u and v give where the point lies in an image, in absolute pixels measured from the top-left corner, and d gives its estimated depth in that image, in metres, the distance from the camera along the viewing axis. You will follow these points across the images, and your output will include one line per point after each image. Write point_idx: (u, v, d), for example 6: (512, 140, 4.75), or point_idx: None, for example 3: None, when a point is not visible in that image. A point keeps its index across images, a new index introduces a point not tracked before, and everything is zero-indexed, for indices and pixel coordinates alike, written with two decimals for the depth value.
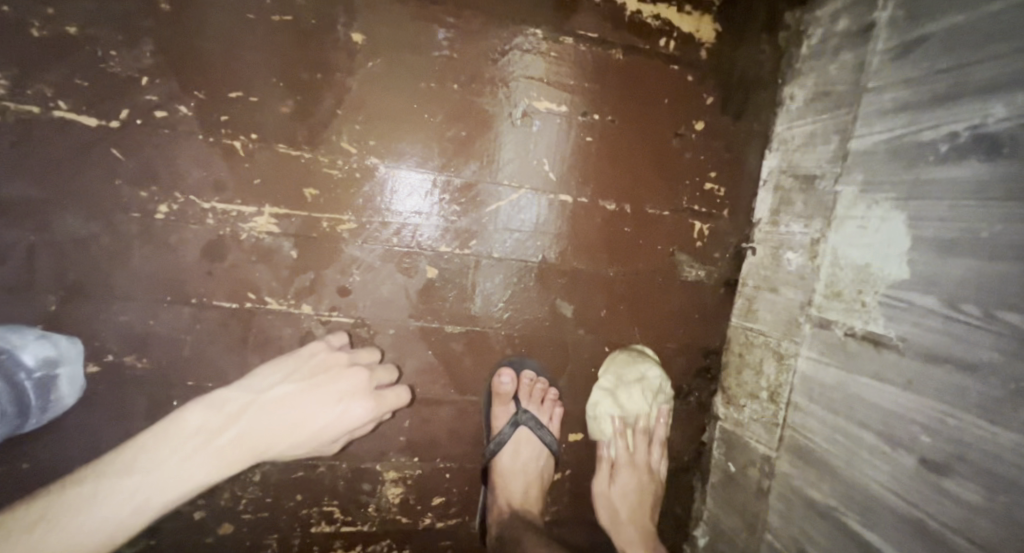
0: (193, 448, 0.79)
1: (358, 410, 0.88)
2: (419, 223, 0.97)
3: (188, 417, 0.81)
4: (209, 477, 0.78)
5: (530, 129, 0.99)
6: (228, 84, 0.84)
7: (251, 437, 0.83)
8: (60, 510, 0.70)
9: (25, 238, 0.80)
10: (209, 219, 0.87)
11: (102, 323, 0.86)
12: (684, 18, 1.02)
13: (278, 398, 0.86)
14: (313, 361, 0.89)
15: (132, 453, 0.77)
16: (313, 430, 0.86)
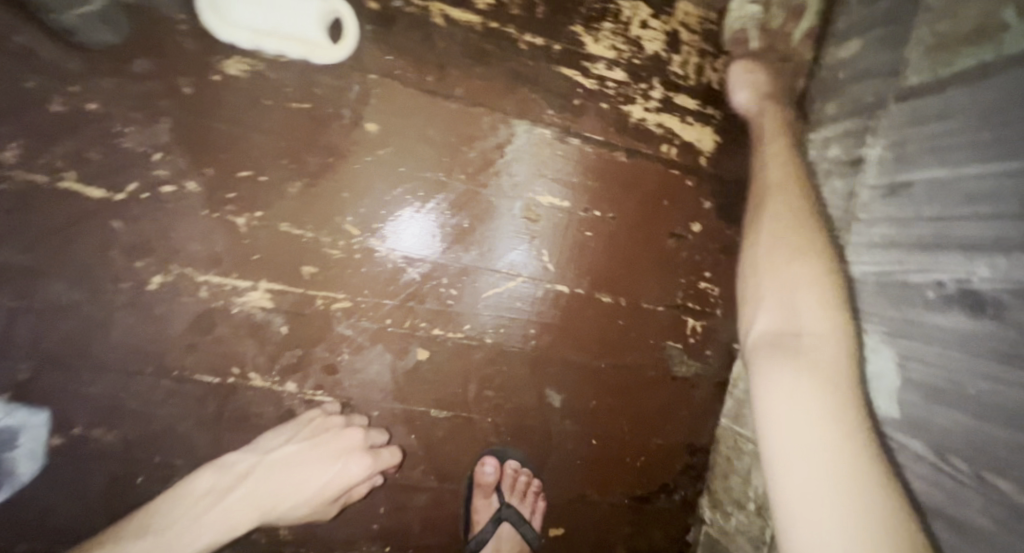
0: (206, 507, 0.85)
1: (355, 468, 0.90)
2: (415, 305, 0.97)
3: (201, 478, 0.86)
4: (232, 528, 0.87)
5: (529, 221, 1.01)
6: (239, 163, 0.85)
7: (261, 495, 0.88)
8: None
9: (8, 304, 0.78)
10: (202, 291, 0.86)
11: (74, 394, 0.82)
12: (686, 127, 1.06)
13: (285, 457, 0.90)
14: (311, 425, 0.91)
15: (157, 511, 0.83)
16: (317, 485, 0.91)
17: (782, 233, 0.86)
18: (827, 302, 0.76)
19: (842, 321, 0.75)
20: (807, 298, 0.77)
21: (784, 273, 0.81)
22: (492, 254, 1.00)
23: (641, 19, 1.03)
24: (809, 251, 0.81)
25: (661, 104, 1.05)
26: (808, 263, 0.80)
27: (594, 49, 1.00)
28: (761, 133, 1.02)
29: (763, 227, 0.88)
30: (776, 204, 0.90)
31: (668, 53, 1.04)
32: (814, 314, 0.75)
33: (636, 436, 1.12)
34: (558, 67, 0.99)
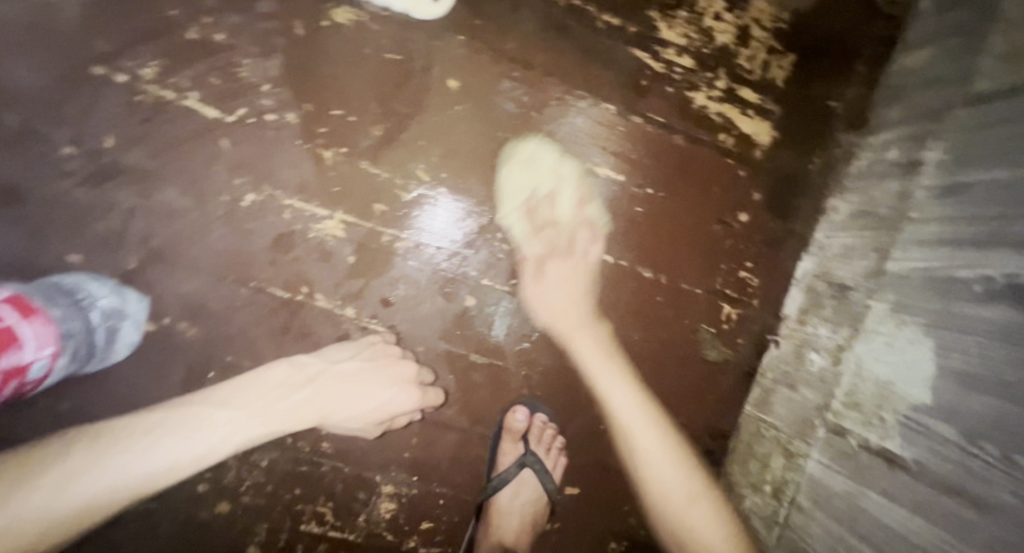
0: (274, 397, 0.92)
1: (406, 397, 0.98)
2: (469, 254, 1.04)
3: (274, 371, 0.94)
4: (291, 424, 0.92)
5: (562, 183, 1.05)
6: (333, 102, 0.95)
7: (319, 401, 0.95)
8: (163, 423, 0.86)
9: (127, 200, 0.89)
10: (285, 213, 0.96)
11: (169, 288, 0.92)
12: (746, 120, 1.10)
13: (346, 373, 0.97)
14: (371, 348, 0.99)
15: (233, 389, 0.92)
16: (370, 406, 0.97)
17: (677, 479, 1.05)
18: (705, 503, 1.04)
19: (716, 508, 1.03)
20: (700, 512, 1.02)
21: (686, 529, 1.01)
22: (523, 212, 1.05)
23: (713, 11, 1.07)
24: (666, 434, 1.09)
25: (724, 94, 1.08)
26: (674, 464, 1.07)
27: (665, 35, 1.05)
28: (581, 334, 1.07)
29: (654, 460, 1.06)
30: (637, 426, 1.07)
31: (736, 47, 1.07)
32: (710, 525, 1.00)
33: (659, 411, 1.15)
34: (629, 47, 1.05)
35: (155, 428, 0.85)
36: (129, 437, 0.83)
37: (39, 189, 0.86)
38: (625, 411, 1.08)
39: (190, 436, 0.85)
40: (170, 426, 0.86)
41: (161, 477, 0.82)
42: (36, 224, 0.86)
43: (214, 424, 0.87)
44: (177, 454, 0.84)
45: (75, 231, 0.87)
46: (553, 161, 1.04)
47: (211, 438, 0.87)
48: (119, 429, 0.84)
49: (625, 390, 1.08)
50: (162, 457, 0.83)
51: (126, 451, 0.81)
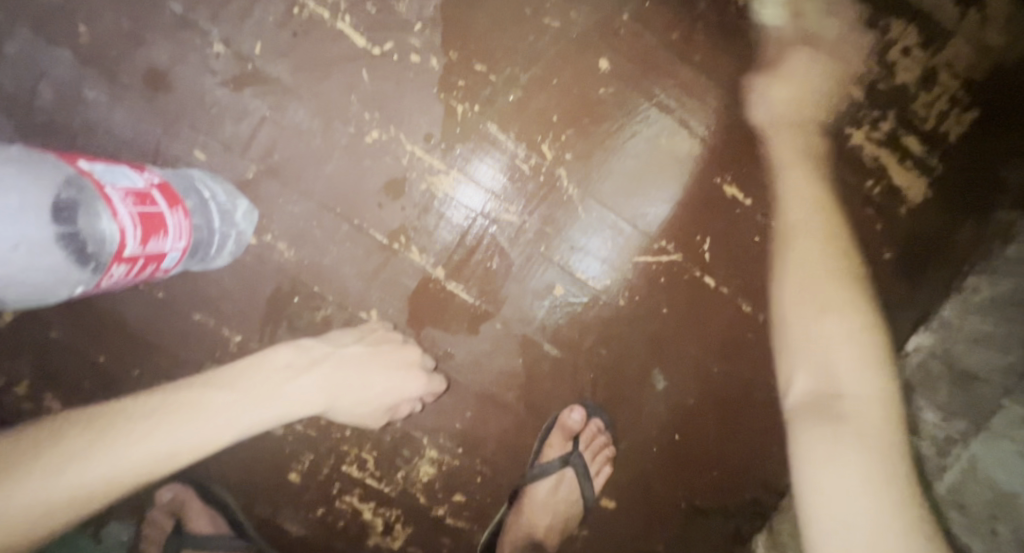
0: (284, 378, 0.85)
1: (412, 382, 0.94)
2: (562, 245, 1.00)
3: (279, 352, 0.87)
4: (301, 407, 0.85)
5: (654, 196, 1.00)
6: (479, 57, 0.92)
7: (330, 384, 0.88)
8: (168, 404, 0.76)
9: (261, 110, 0.89)
10: (404, 158, 0.94)
11: (277, 206, 0.92)
12: (902, 170, 1.00)
13: (350, 357, 0.91)
14: (376, 333, 0.95)
15: (237, 371, 0.83)
16: (375, 393, 0.93)
17: (829, 254, 0.83)
18: (857, 341, 0.75)
19: (880, 393, 0.71)
20: (842, 362, 0.74)
21: (832, 381, 0.73)
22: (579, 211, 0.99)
23: (905, 44, 0.96)
24: (818, 239, 0.85)
25: (886, 138, 0.98)
26: (834, 313, 0.77)
27: (842, 60, 0.96)
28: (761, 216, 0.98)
29: (799, 268, 0.83)
30: (803, 243, 0.85)
31: (917, 89, 0.96)
32: (845, 345, 0.75)
33: (718, 449, 1.09)
34: (798, 65, 0.96)
35: (152, 413, 0.74)
36: (122, 424, 0.72)
37: (184, 79, 0.86)
38: (794, 182, 0.92)
39: (192, 420, 0.75)
40: (168, 411, 0.75)
41: (162, 467, 0.72)
42: (173, 114, 0.87)
43: (220, 405, 0.78)
44: (183, 439, 0.73)
45: (206, 128, 0.88)
46: (655, 172, 0.99)
47: (215, 421, 0.76)
48: (111, 416, 0.73)
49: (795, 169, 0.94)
50: (158, 444, 0.72)
51: (120, 440, 0.70)
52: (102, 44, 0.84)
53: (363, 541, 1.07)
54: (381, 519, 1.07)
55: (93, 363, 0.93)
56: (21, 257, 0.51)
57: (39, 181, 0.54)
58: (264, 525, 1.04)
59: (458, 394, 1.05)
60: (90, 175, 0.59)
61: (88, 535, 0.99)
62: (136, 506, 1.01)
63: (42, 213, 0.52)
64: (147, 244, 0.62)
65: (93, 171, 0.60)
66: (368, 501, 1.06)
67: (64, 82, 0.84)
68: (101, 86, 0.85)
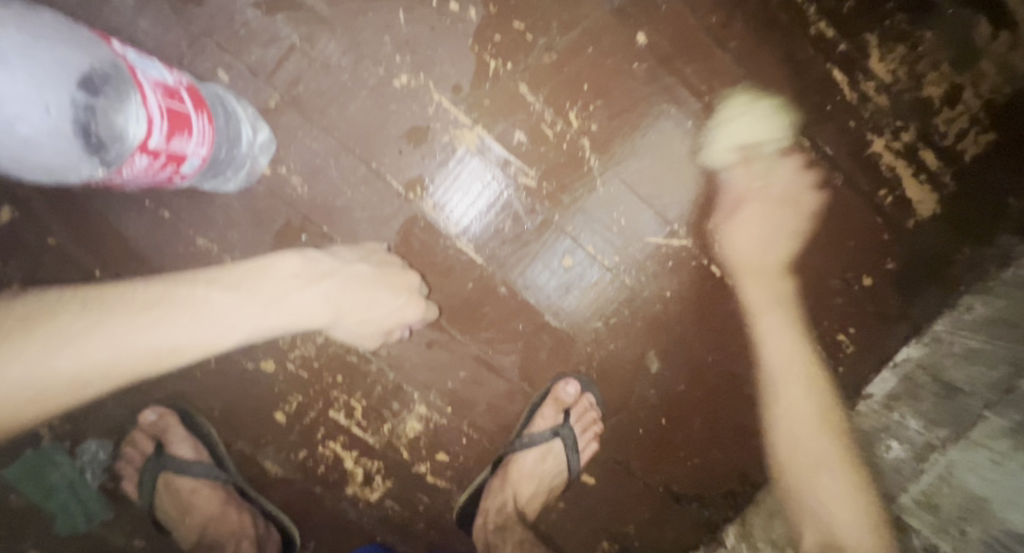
0: (291, 288, 0.84)
1: (414, 310, 0.93)
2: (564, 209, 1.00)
3: (287, 260, 0.85)
4: (302, 320, 0.84)
5: (679, 173, 1.00)
6: (518, 15, 0.91)
7: (336, 301, 0.87)
8: (181, 298, 0.76)
9: (291, 38, 0.87)
10: (430, 108, 0.93)
11: (296, 138, 0.91)
12: (914, 183, 1.01)
13: (360, 275, 0.89)
14: (378, 255, 0.93)
15: (244, 271, 0.83)
16: (379, 317, 0.92)
17: (820, 448, 1.03)
18: (841, 474, 0.99)
19: (862, 484, 0.96)
20: (818, 451, 1.03)
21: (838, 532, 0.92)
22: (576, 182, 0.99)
23: (937, 58, 0.96)
24: (806, 386, 1.07)
25: (904, 150, 0.99)
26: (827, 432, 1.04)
27: (874, 65, 0.96)
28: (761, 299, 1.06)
29: (799, 432, 1.07)
30: (795, 386, 1.08)
31: (941, 104, 0.97)
32: (806, 435, 1.06)
33: (702, 438, 1.11)
34: (831, 65, 0.96)
35: (149, 306, 0.73)
36: (126, 311, 0.71)
37: None
38: (771, 329, 1.07)
39: (193, 319, 0.75)
40: (165, 306, 0.74)
41: (153, 361, 0.72)
42: (201, 28, 0.85)
43: (227, 307, 0.78)
44: (180, 337, 0.73)
45: (233, 49, 0.86)
46: (684, 147, 0.99)
47: (219, 322, 0.77)
48: (111, 300, 0.73)
49: (552, 391, 1.06)
50: (142, 337, 0.71)
51: (105, 323, 0.69)
52: None
53: (341, 489, 1.07)
54: (362, 469, 1.07)
55: (87, 276, 0.90)
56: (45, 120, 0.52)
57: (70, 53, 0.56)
58: (245, 461, 1.03)
59: (454, 352, 1.04)
60: (124, 59, 0.61)
61: (62, 450, 0.97)
62: (114, 428, 0.99)
63: (68, 82, 0.53)
64: (171, 140, 0.63)
65: (128, 57, 0.61)
66: (352, 449, 1.06)
67: None
68: None
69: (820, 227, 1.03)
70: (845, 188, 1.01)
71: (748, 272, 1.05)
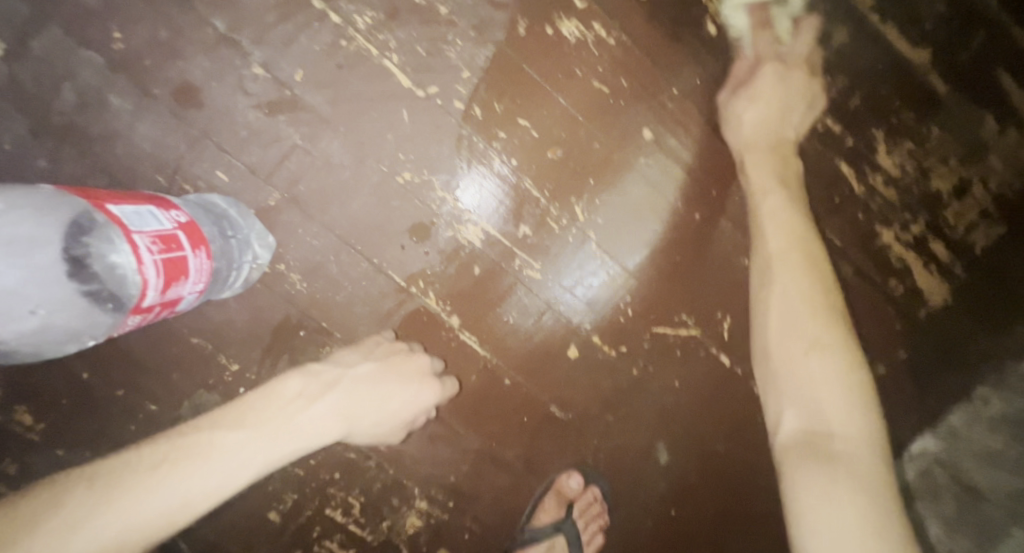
0: (299, 408, 0.76)
1: (426, 394, 0.89)
2: (575, 301, 0.97)
3: (289, 382, 0.79)
4: (315, 438, 0.76)
5: (687, 263, 0.98)
6: (524, 111, 0.90)
7: (348, 406, 0.81)
8: (195, 446, 0.67)
9: (292, 139, 0.85)
10: (434, 203, 0.91)
11: (295, 236, 0.88)
12: (925, 274, 0.99)
13: (364, 376, 0.85)
14: (381, 348, 0.90)
15: (244, 407, 0.74)
16: (393, 413, 0.87)
17: (803, 325, 0.69)
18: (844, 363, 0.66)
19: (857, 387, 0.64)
20: (813, 332, 0.68)
21: (814, 405, 0.63)
22: (587, 275, 0.97)
23: (943, 152, 0.95)
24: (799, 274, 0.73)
25: (914, 241, 0.98)
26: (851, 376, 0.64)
27: (882, 160, 0.95)
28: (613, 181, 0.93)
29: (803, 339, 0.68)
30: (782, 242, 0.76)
31: (949, 198, 0.96)
32: (838, 393, 0.63)
33: (712, 530, 1.07)
34: (837, 159, 0.95)
35: (156, 464, 0.64)
36: (133, 477, 0.62)
37: (216, 98, 0.82)
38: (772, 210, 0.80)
39: (206, 464, 0.65)
40: (175, 460, 0.65)
41: (171, 520, 0.61)
42: (201, 131, 0.83)
43: (236, 445, 0.69)
44: (196, 486, 0.63)
45: (233, 150, 0.84)
46: (687, 240, 0.97)
47: (233, 462, 0.67)
48: (118, 467, 0.63)
49: (557, 484, 1.03)
50: (158, 502, 0.61)
51: (119, 490, 0.60)
52: (134, 52, 0.80)
53: None
54: None
55: (75, 378, 0.87)
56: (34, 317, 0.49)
57: (52, 231, 0.52)
58: None
59: (458, 446, 1.01)
60: (118, 219, 0.57)
61: None
62: None
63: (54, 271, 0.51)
64: (166, 291, 0.60)
65: (123, 215, 0.58)
66: (348, 548, 1.01)
67: (89, 86, 0.80)
68: (127, 94, 0.81)
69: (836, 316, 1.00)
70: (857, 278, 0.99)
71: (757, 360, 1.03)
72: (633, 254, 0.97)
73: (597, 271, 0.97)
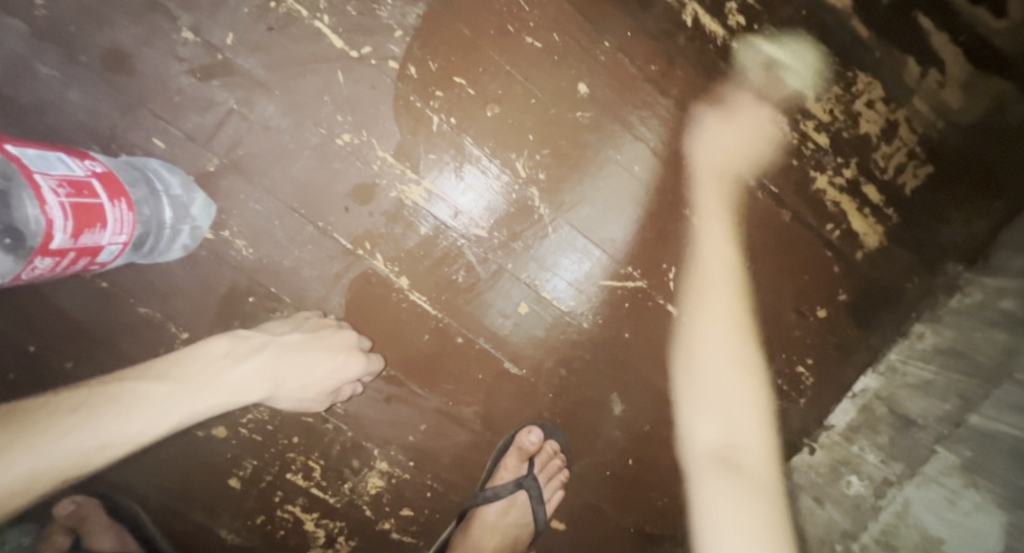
0: (218, 369, 0.83)
1: (353, 365, 0.91)
2: (520, 256, 0.99)
3: (215, 342, 0.85)
4: (232, 399, 0.84)
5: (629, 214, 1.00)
6: (459, 69, 0.91)
7: (267, 372, 0.86)
8: (120, 396, 0.77)
9: (228, 103, 0.86)
10: (375, 164, 0.92)
11: (237, 201, 0.89)
12: (860, 216, 1.03)
13: (289, 344, 0.88)
14: (312, 320, 0.92)
15: (171, 362, 0.82)
16: (319, 382, 0.90)
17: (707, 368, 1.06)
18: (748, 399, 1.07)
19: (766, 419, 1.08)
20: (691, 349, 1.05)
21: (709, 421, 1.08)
22: (532, 229, 0.98)
23: (870, 97, 0.99)
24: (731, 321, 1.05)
25: (847, 185, 1.01)
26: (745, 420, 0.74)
27: (812, 106, 0.98)
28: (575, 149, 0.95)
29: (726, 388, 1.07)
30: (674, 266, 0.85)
31: (879, 140, 1.00)
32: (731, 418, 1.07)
33: (669, 477, 1.10)
34: (769, 107, 0.98)
35: (81, 407, 0.75)
36: (56, 417, 0.73)
37: (147, 63, 0.83)
38: (709, 235, 1.01)
39: (122, 414, 0.76)
40: (96, 407, 0.76)
41: (88, 457, 0.74)
42: (133, 98, 0.83)
43: (154, 399, 0.78)
44: (114, 432, 0.75)
45: (168, 116, 0.84)
46: (628, 194, 0.99)
47: (149, 415, 0.77)
48: (45, 407, 0.74)
49: (514, 438, 1.05)
50: (80, 440, 0.73)
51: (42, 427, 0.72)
52: (60, 19, 0.80)
53: None
54: (323, 531, 1.03)
55: (23, 351, 0.88)
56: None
57: None
58: (198, 530, 1.00)
59: (415, 406, 1.02)
60: (18, 160, 0.56)
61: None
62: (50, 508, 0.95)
63: None
64: (80, 236, 0.61)
65: (24, 156, 0.57)
66: (312, 512, 1.03)
67: (15, 56, 0.79)
68: (55, 62, 0.81)
69: (776, 262, 1.04)
70: (795, 224, 1.02)
71: (705, 307, 1.04)
72: (576, 207, 0.99)
73: (540, 224, 0.99)
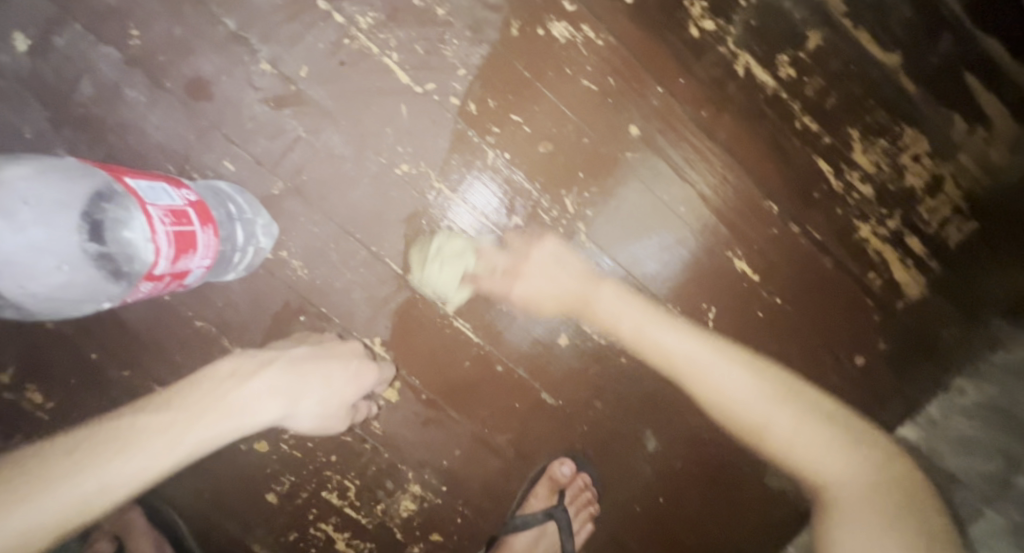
0: (227, 388, 0.81)
1: (368, 377, 0.92)
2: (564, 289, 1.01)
3: (220, 365, 0.84)
4: (248, 417, 0.80)
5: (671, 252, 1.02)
6: (516, 107, 0.95)
7: (280, 387, 0.84)
8: (126, 429, 0.74)
9: (297, 130, 0.90)
10: (430, 194, 0.95)
11: (297, 223, 0.92)
12: (901, 266, 1.03)
13: (296, 358, 0.87)
14: (316, 338, 0.94)
15: (174, 393, 0.80)
16: (335, 395, 0.89)
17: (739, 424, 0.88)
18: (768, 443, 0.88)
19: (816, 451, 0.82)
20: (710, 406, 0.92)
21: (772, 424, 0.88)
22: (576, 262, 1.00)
23: (916, 150, 1.00)
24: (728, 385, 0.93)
25: (890, 235, 1.02)
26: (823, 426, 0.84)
27: (858, 157, 1.00)
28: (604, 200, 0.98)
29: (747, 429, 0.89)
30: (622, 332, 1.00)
31: (923, 193, 1.01)
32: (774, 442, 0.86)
33: (698, 517, 1.10)
34: (815, 155, 1.00)
35: (76, 451, 0.71)
36: (61, 465, 0.69)
37: (225, 90, 0.87)
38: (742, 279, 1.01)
39: (130, 448, 0.72)
40: (96, 448, 0.72)
41: (102, 497, 0.69)
42: (210, 122, 0.88)
43: (160, 427, 0.74)
44: (125, 467, 0.71)
45: (240, 140, 0.89)
46: (672, 233, 1.01)
47: (157, 445, 0.73)
48: (48, 457, 0.70)
49: (546, 469, 1.05)
50: (88, 481, 0.68)
51: (50, 477, 0.68)
52: (150, 47, 0.85)
53: None
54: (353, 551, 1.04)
55: (84, 358, 0.91)
56: (64, 273, 0.61)
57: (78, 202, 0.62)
58: (232, 544, 1.01)
59: (451, 431, 1.04)
60: (135, 193, 0.62)
61: None
62: None
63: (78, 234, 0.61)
64: (177, 262, 0.65)
65: (139, 189, 0.63)
66: (343, 531, 1.04)
67: (105, 80, 0.85)
68: (142, 87, 0.85)
69: (816, 307, 1.04)
70: (836, 271, 1.03)
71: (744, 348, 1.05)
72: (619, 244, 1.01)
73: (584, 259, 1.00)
